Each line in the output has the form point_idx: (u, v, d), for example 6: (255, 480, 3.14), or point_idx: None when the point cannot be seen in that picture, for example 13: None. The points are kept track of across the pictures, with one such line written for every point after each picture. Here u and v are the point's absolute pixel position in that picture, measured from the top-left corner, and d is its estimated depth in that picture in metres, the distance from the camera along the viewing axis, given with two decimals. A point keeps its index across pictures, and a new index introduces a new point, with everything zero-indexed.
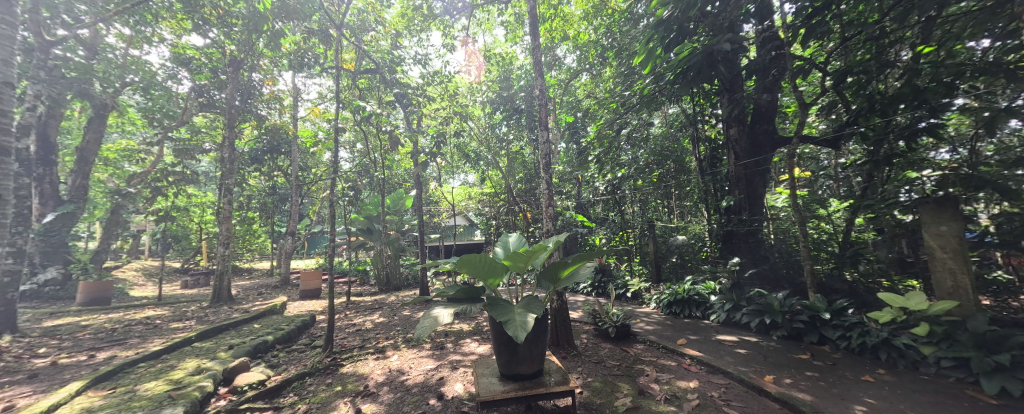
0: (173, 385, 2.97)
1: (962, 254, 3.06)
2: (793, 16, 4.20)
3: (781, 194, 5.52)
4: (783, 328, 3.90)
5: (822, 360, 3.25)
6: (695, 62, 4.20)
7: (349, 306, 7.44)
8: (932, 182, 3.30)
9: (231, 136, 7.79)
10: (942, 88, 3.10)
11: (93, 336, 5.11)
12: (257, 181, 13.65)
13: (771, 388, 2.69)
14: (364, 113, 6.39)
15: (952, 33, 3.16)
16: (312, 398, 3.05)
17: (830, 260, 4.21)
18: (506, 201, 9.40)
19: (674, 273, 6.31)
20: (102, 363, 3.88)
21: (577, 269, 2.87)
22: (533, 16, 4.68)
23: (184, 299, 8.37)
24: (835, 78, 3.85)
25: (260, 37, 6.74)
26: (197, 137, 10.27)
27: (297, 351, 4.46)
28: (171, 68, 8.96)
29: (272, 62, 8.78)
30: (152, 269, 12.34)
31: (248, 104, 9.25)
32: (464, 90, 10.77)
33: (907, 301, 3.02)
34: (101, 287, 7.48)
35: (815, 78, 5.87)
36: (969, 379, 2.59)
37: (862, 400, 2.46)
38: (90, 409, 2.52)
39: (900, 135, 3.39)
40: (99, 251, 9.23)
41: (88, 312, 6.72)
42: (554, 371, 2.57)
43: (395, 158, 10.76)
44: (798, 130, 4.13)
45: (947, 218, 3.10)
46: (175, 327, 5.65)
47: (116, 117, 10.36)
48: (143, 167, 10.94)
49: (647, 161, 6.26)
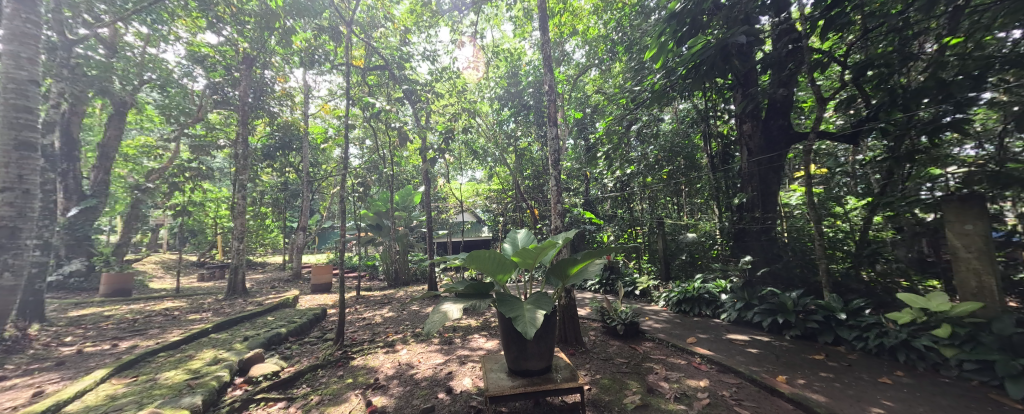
0: (191, 375, 3.06)
1: (987, 254, 2.97)
2: (812, 8, 4.07)
3: (796, 191, 5.46)
4: (795, 328, 3.85)
5: (836, 361, 3.18)
6: (708, 57, 4.09)
7: (360, 300, 7.61)
8: (956, 180, 3.18)
9: (243, 132, 7.90)
10: (969, 81, 2.97)
11: (115, 326, 5.30)
12: (270, 177, 13.94)
13: (785, 389, 2.64)
14: (373, 110, 6.26)
15: (981, 23, 3.02)
16: (325, 390, 3.12)
17: (846, 260, 4.07)
18: (513, 198, 9.86)
19: (683, 271, 6.21)
20: (124, 352, 4.02)
21: (587, 266, 2.81)
22: (542, 11, 4.55)
23: (201, 291, 8.60)
24: (853, 71, 3.75)
25: (273, 34, 6.88)
26: (212, 133, 10.41)
27: (309, 344, 4.54)
28: (186, 66, 9.15)
29: (285, 60, 8.89)
30: (170, 262, 12.75)
31: (261, 101, 9.46)
32: (473, 86, 10.89)
33: (928, 302, 2.92)
34: (121, 279, 7.72)
35: (832, 71, 5.74)
36: (992, 383, 2.52)
37: (879, 402, 2.40)
38: (114, 396, 2.63)
39: (922, 131, 3.26)
40: (121, 244, 9.53)
41: (111, 303, 6.97)
42: (562, 368, 2.56)
43: (404, 155, 10.89)
44: (815, 125, 4.07)
45: (972, 217, 3.02)
46: (192, 318, 5.82)
47: (135, 114, 10.72)
48: (161, 163, 11.24)
49: (657, 158, 6.15)
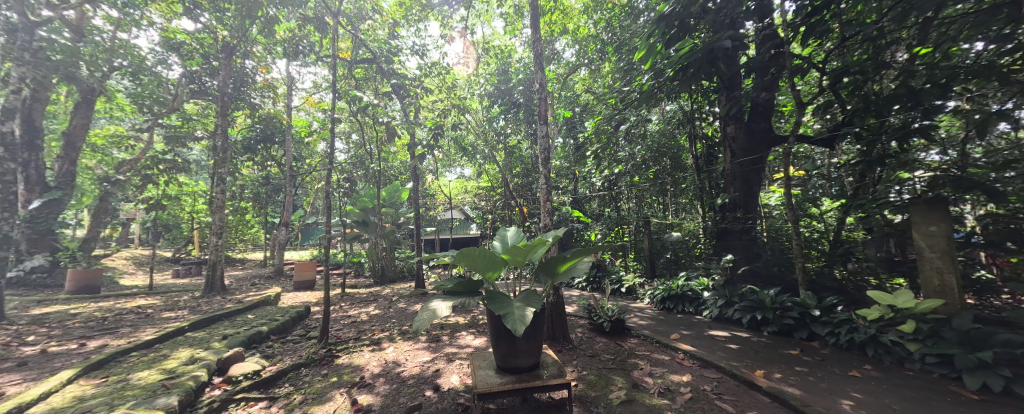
0: (166, 375, 2.96)
1: (950, 254, 3.15)
2: (793, 14, 4.20)
3: (775, 192, 5.67)
4: (772, 324, 4.00)
5: (810, 356, 3.33)
6: (695, 59, 4.18)
7: (344, 297, 7.47)
8: (923, 183, 3.33)
9: (223, 124, 7.62)
10: (936, 89, 3.10)
11: (83, 325, 5.05)
12: (251, 170, 13.51)
13: (762, 383, 2.75)
14: (361, 104, 6.11)
15: (948, 35, 3.21)
16: (308, 388, 3.06)
17: (821, 258, 4.26)
18: (502, 195, 9.87)
19: (667, 269, 6.34)
20: (93, 352, 3.83)
21: (576, 263, 2.85)
22: (533, 8, 4.54)
23: (175, 288, 8.26)
24: (831, 77, 3.90)
25: (255, 23, 6.63)
26: (188, 123, 9.98)
27: (292, 342, 4.44)
28: (161, 53, 8.73)
29: (267, 50, 8.58)
30: (142, 258, 12.23)
31: (241, 92, 9.11)
32: (462, 82, 10.77)
33: (895, 299, 3.10)
34: (88, 276, 7.36)
35: (811, 77, 5.95)
36: (951, 375, 2.69)
37: (849, 394, 2.52)
38: (83, 398, 2.52)
39: (893, 136, 3.44)
40: (89, 239, 9.04)
41: (77, 300, 6.63)
42: (550, 365, 2.59)
43: (392, 151, 10.72)
44: (794, 129, 4.18)
45: (936, 218, 3.21)
46: (167, 316, 5.60)
47: (104, 101, 10.17)
48: (133, 154, 10.72)
49: (644, 158, 6.30)
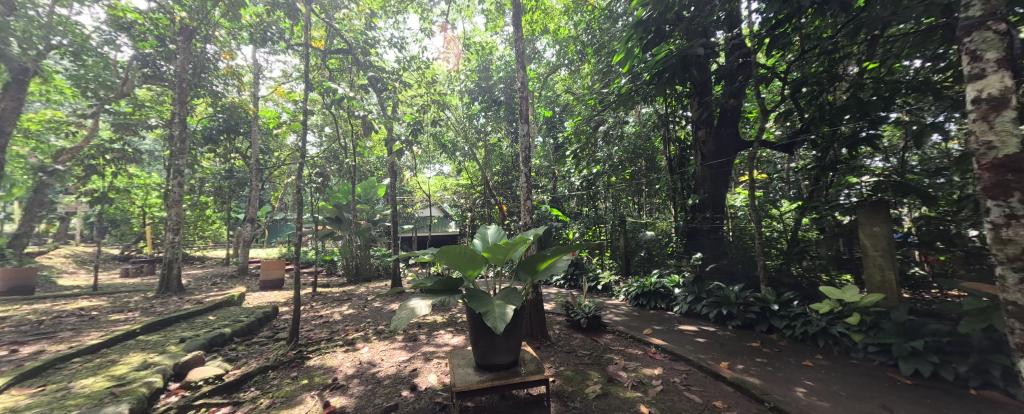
0: (114, 382, 2.74)
1: (890, 252, 3.46)
2: (759, 26, 4.43)
3: (740, 194, 6.00)
4: (736, 318, 4.25)
5: (769, 347, 3.57)
6: (670, 65, 4.34)
7: (316, 297, 7.20)
8: (868, 188, 3.67)
9: (180, 112, 7.09)
10: (880, 102, 3.45)
11: (14, 329, 4.57)
12: (212, 162, 12.68)
13: (727, 374, 2.92)
14: (335, 97, 5.87)
15: (893, 51, 3.44)
16: (276, 392, 2.93)
17: (779, 256, 4.50)
18: (482, 193, 9.84)
19: (641, 266, 6.54)
20: (27, 359, 3.48)
21: (555, 262, 2.89)
22: (515, 6, 4.53)
23: (125, 289, 7.64)
24: (791, 87, 4.17)
25: (218, 6, 6.22)
26: (141, 110, 9.21)
27: (258, 344, 4.23)
28: (108, 33, 8.00)
29: (231, 34, 8.05)
30: (85, 256, 11.19)
31: (201, 79, 8.50)
32: (442, 78, 10.59)
33: (843, 294, 3.37)
34: (20, 276, 6.66)
35: (774, 86, 6.35)
36: (889, 362, 2.98)
37: (803, 382, 2.73)
38: (15, 409, 2.29)
39: (844, 144, 3.74)
40: (20, 235, 8.16)
41: (6, 302, 5.99)
42: (529, 362, 2.62)
43: (368, 145, 10.40)
44: (758, 134, 4.44)
45: (879, 220, 3.51)
46: (115, 319, 5.17)
47: (38, 82, 9.17)
48: (74, 142, 9.77)
49: (621, 159, 6.74)
